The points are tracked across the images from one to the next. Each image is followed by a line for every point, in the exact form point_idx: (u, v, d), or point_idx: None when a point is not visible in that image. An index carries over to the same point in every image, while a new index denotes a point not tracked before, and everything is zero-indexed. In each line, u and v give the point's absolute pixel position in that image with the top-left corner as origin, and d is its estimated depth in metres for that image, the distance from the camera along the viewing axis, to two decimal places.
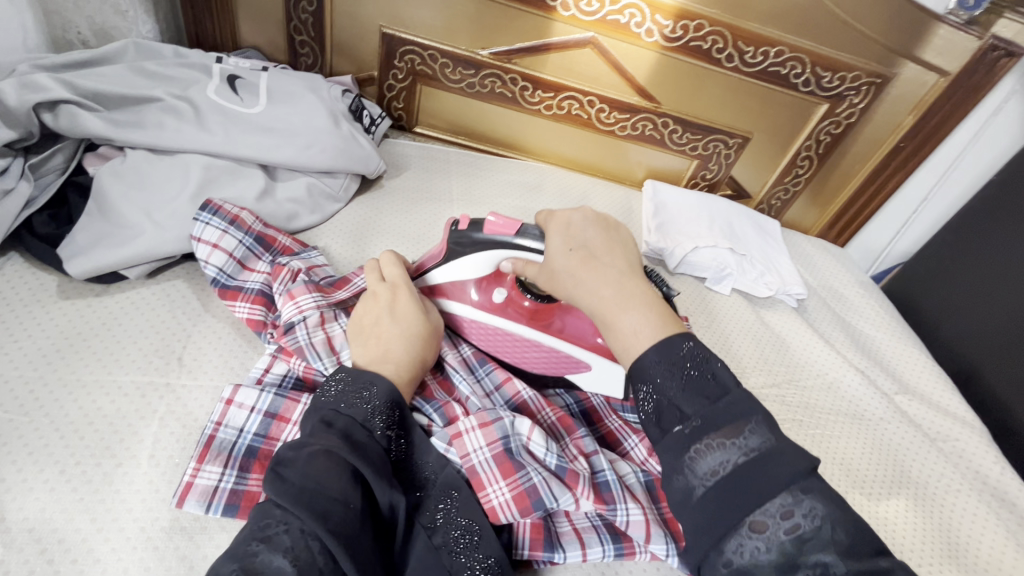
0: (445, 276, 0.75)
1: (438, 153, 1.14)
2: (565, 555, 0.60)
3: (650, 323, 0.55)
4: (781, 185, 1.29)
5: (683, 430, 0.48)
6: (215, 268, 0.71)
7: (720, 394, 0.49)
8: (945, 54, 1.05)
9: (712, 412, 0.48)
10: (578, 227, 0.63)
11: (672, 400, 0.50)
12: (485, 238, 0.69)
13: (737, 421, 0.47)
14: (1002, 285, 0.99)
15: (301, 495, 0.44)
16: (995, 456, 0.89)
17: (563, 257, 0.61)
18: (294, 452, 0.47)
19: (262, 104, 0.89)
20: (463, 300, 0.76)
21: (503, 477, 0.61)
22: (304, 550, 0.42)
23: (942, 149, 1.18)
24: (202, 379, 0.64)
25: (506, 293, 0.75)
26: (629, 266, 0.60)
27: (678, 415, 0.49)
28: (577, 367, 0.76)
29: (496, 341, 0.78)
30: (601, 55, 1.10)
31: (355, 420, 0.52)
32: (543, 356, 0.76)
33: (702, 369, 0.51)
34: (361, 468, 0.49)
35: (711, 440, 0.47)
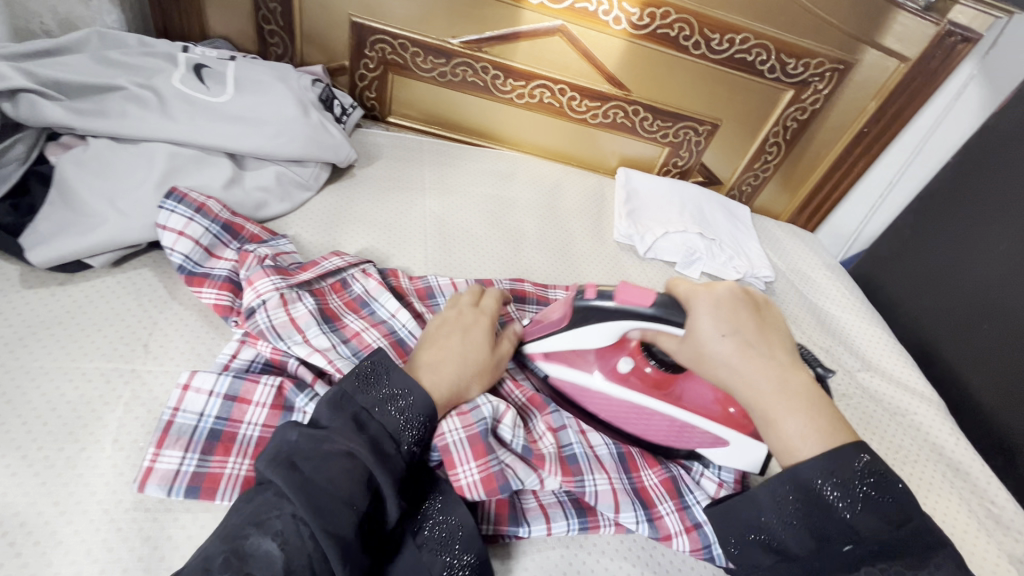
0: (564, 344, 0.72)
1: (411, 142, 1.15)
2: (530, 529, 0.61)
3: (816, 430, 0.54)
4: (751, 171, 1.31)
5: (853, 550, 0.53)
6: (180, 255, 0.71)
7: (901, 521, 0.53)
8: (905, 40, 1.07)
9: (890, 540, 0.52)
10: (724, 303, 0.59)
11: (852, 521, 0.52)
12: (615, 309, 0.64)
13: (918, 554, 0.52)
14: (961, 264, 1.02)
15: (309, 488, 0.47)
16: (950, 428, 0.92)
17: (715, 344, 0.58)
18: (314, 444, 0.50)
19: (229, 93, 0.89)
20: (583, 368, 0.73)
21: (475, 458, 0.59)
22: (295, 536, 0.46)
23: (906, 134, 1.21)
24: (169, 365, 0.64)
25: (630, 363, 0.71)
26: (786, 356, 0.58)
27: (853, 537, 0.52)
28: (711, 441, 0.70)
29: (617, 412, 0.73)
30: (571, 44, 1.11)
31: (385, 429, 0.54)
32: (672, 427, 0.71)
33: (886, 494, 0.53)
34: (376, 474, 0.51)
35: (884, 565, 0.52)
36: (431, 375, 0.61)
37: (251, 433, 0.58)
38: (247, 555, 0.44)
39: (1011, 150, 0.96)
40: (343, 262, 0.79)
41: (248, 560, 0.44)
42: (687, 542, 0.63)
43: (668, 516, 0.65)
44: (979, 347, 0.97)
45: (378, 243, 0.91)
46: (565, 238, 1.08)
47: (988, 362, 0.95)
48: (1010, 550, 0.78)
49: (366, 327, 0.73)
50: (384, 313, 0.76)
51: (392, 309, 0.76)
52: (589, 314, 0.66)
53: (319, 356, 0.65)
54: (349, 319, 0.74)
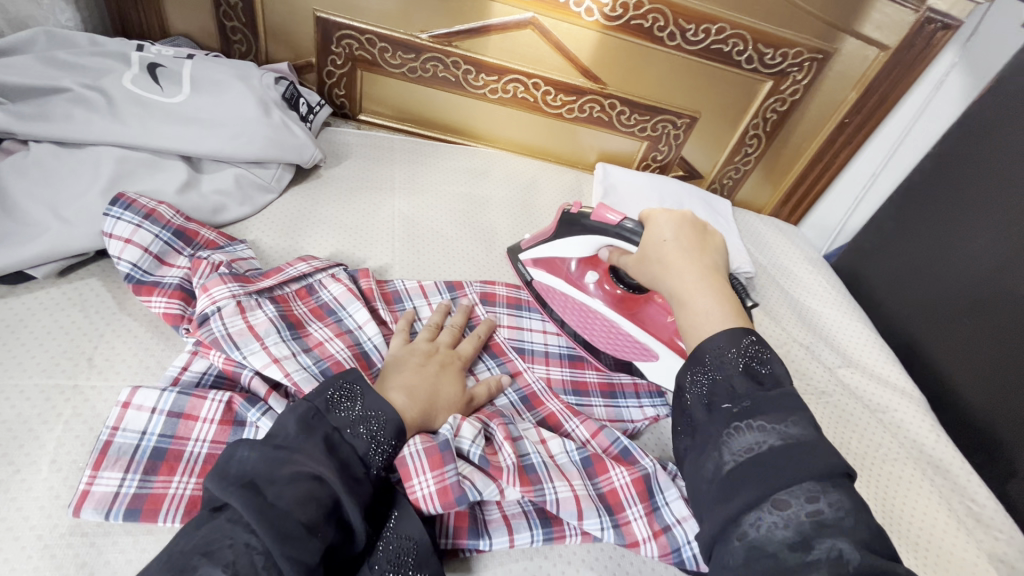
0: (547, 252, 0.85)
1: (382, 141, 1.12)
2: (491, 542, 0.59)
3: (720, 309, 0.57)
4: (732, 164, 1.29)
5: (730, 408, 0.50)
6: (128, 264, 0.68)
7: (776, 385, 0.51)
8: (883, 28, 1.05)
9: (763, 398, 0.50)
10: (671, 221, 0.67)
11: (727, 380, 0.52)
12: (591, 224, 0.76)
13: (783, 411, 0.48)
14: (943, 256, 1.00)
15: (271, 514, 0.45)
16: (931, 425, 0.91)
17: (657, 244, 0.66)
18: (279, 465, 0.48)
19: (184, 94, 0.86)
20: (558, 276, 0.85)
21: (430, 468, 0.57)
22: (248, 564, 0.43)
23: (888, 124, 1.18)
24: (114, 380, 0.61)
25: (597, 276, 0.83)
26: (714, 266, 0.63)
27: (728, 394, 0.51)
28: (645, 355, 0.79)
29: (577, 316, 0.85)
30: (543, 37, 1.08)
31: (355, 452, 0.54)
32: (618, 338, 0.82)
33: (760, 365, 0.52)
34: (344, 501, 0.50)
35: (752, 423, 0.48)
36: (405, 396, 0.62)
37: (199, 450, 0.56)
38: None
39: (989, 137, 0.94)
40: (310, 267, 0.76)
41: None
42: (656, 547, 0.61)
43: (636, 521, 0.63)
44: (960, 338, 0.95)
45: (344, 246, 0.88)
46: None
47: (967, 356, 0.93)
48: (989, 549, 0.76)
49: (330, 336, 0.71)
50: (351, 323, 0.74)
51: (361, 319, 0.74)
52: (569, 224, 0.78)
53: (275, 368, 0.62)
54: (314, 327, 0.71)
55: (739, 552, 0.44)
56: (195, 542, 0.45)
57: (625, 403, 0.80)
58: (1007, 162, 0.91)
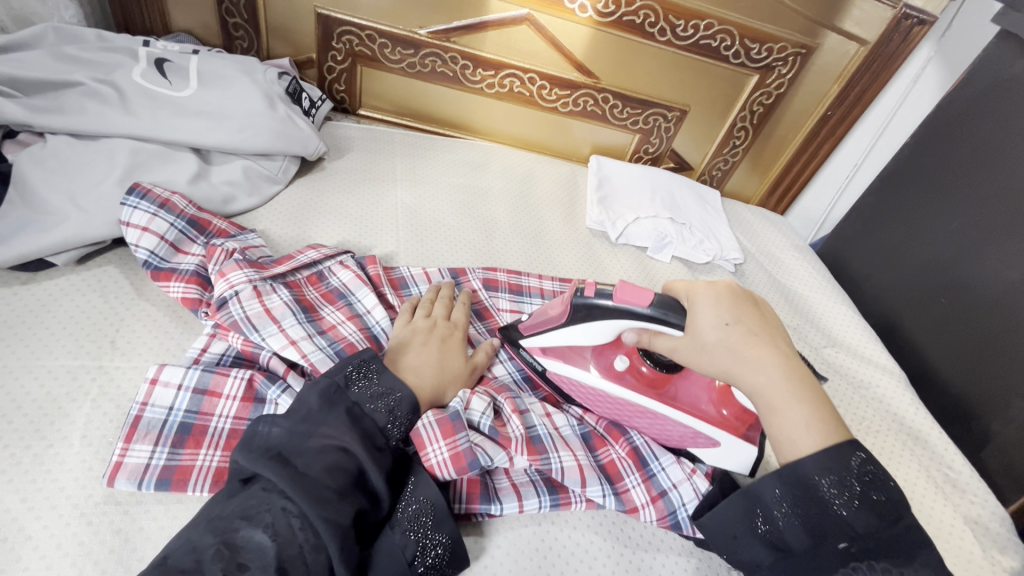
0: (564, 340, 0.74)
1: (383, 134, 1.15)
2: (501, 507, 0.63)
3: (818, 420, 0.56)
4: (721, 156, 1.34)
5: (846, 548, 0.54)
6: (145, 251, 0.71)
7: (894, 517, 0.55)
8: (863, 23, 1.10)
9: (882, 535, 0.54)
10: (723, 295, 0.62)
11: (848, 516, 0.54)
12: (609, 305, 0.67)
13: (902, 553, 0.54)
14: (920, 241, 1.05)
15: (303, 480, 0.48)
16: (910, 399, 0.96)
17: (718, 330, 0.60)
18: (306, 438, 0.52)
19: (192, 88, 0.88)
20: (580, 366, 0.74)
21: (443, 437, 0.61)
22: (286, 526, 0.47)
23: (869, 116, 1.23)
24: (136, 360, 0.64)
25: (626, 360, 0.73)
26: (784, 348, 0.60)
27: (848, 534, 0.54)
28: (703, 443, 0.69)
29: (607, 406, 0.74)
30: (539, 33, 1.11)
31: (376, 425, 0.57)
32: (663, 428, 0.71)
33: (883, 496, 0.55)
34: (368, 469, 0.53)
35: (873, 564, 0.54)
36: (414, 377, 0.65)
37: (222, 425, 0.58)
38: (239, 546, 0.45)
39: (964, 129, 0.99)
40: (319, 254, 0.79)
41: (241, 552, 0.45)
42: (654, 511, 0.65)
43: (635, 488, 0.67)
44: (934, 318, 1.00)
45: (349, 235, 0.91)
46: (539, 226, 1.09)
47: (942, 335, 0.99)
48: (965, 512, 0.81)
49: (342, 320, 0.73)
50: (361, 308, 0.76)
51: (370, 304, 0.76)
52: (586, 309, 0.69)
53: (293, 350, 0.65)
54: (326, 311, 0.74)
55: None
56: (233, 509, 0.48)
57: None
58: (981, 153, 0.96)
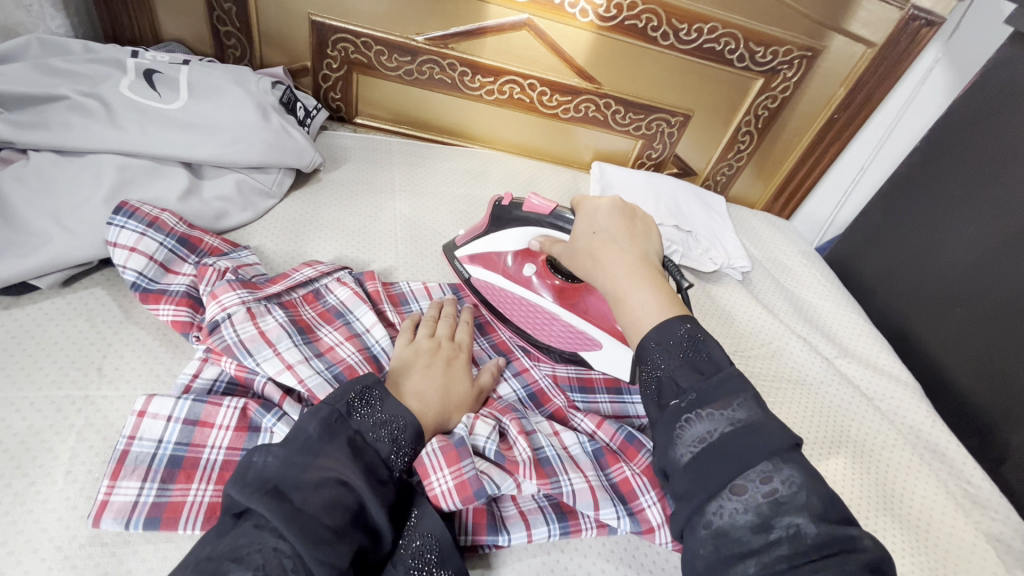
0: (483, 246, 0.85)
1: (381, 144, 1.12)
2: (510, 537, 0.60)
3: (656, 302, 0.58)
4: (725, 161, 1.31)
5: (678, 404, 0.52)
6: (134, 273, 0.68)
7: (713, 370, 0.53)
8: (870, 25, 1.08)
9: (706, 388, 0.52)
10: (601, 211, 0.67)
11: (671, 376, 0.54)
12: (524, 215, 0.79)
13: (727, 395, 0.51)
14: (932, 245, 1.02)
15: (298, 518, 0.46)
16: (926, 411, 0.93)
17: (585, 238, 0.66)
18: (303, 470, 0.49)
19: (182, 100, 0.86)
20: (496, 270, 0.85)
21: (448, 465, 0.58)
22: (277, 567, 0.43)
23: (875, 119, 1.21)
24: (124, 389, 0.61)
25: (536, 269, 0.83)
26: (644, 253, 0.63)
27: (674, 389, 0.53)
28: (588, 345, 0.81)
29: (517, 310, 0.85)
30: (539, 38, 1.09)
31: (378, 455, 0.54)
32: (560, 329, 0.83)
33: (699, 354, 0.54)
34: (369, 505, 0.50)
35: (702, 412, 0.51)
36: (416, 403, 0.62)
37: (215, 457, 0.56)
38: None
39: (975, 132, 0.97)
40: (316, 272, 0.76)
41: None
42: (668, 533, 0.62)
43: (651, 508, 0.64)
44: (951, 326, 0.97)
45: (347, 249, 0.88)
46: None
47: (958, 344, 0.96)
48: (985, 528, 0.79)
49: (340, 340, 0.71)
50: (360, 326, 0.73)
51: (368, 322, 0.73)
52: (505, 217, 0.81)
53: (289, 374, 0.62)
54: (323, 331, 0.71)
55: (707, 540, 0.46)
56: (223, 549, 0.44)
57: (631, 399, 0.80)
58: (992, 154, 0.94)
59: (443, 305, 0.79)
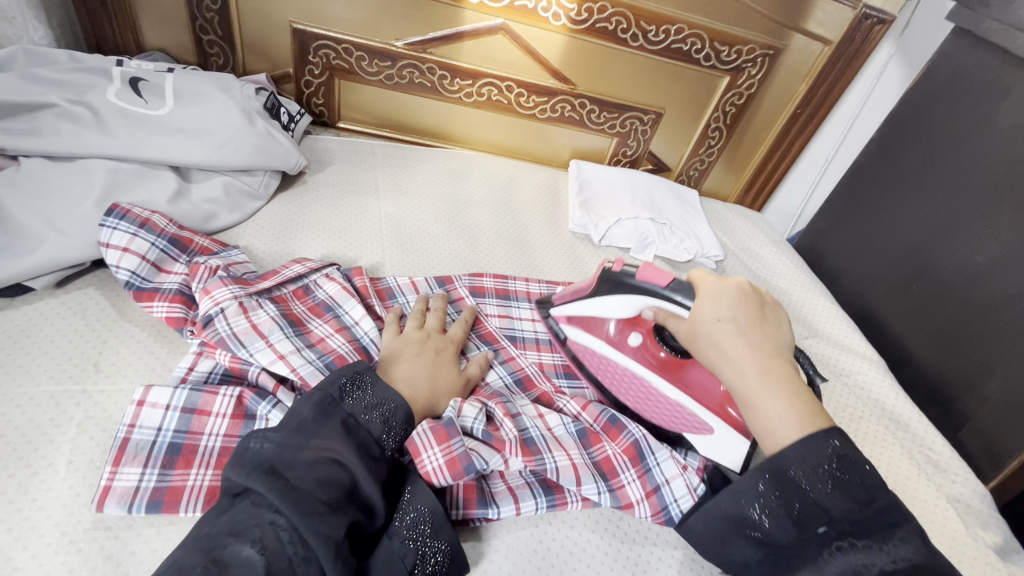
0: (587, 310, 0.81)
1: (364, 146, 1.15)
2: (499, 510, 0.63)
3: (794, 414, 0.55)
4: (697, 156, 1.36)
5: (827, 531, 0.54)
6: (127, 272, 0.70)
7: (870, 499, 0.53)
8: (827, 24, 1.14)
9: (862, 519, 0.53)
10: (724, 295, 0.64)
11: (818, 500, 0.54)
12: (636, 282, 0.75)
13: (886, 530, 0.53)
14: (892, 229, 1.08)
15: (294, 494, 0.48)
16: (890, 384, 0.98)
17: (711, 325, 0.63)
18: (299, 449, 0.52)
19: (168, 106, 0.88)
20: (600, 337, 0.80)
21: (438, 443, 0.61)
22: (275, 538, 0.46)
23: (836, 115, 1.28)
24: (122, 382, 0.63)
25: (641, 338, 0.79)
26: (774, 347, 0.61)
27: (825, 518, 0.54)
28: (697, 429, 0.72)
29: (617, 380, 0.80)
30: (514, 42, 1.13)
31: (371, 435, 0.57)
32: (663, 407, 0.76)
33: (851, 475, 0.54)
34: (361, 482, 0.53)
35: (855, 543, 0.53)
36: (406, 389, 0.65)
37: (213, 444, 0.58)
38: (228, 563, 0.44)
39: (926, 123, 1.03)
40: (305, 268, 0.79)
41: (229, 568, 0.44)
42: (648, 507, 0.66)
43: (630, 484, 0.68)
44: (910, 305, 1.03)
45: (335, 248, 0.91)
46: (523, 231, 1.10)
47: (916, 322, 1.02)
48: (947, 491, 0.84)
49: (331, 332, 0.73)
50: (349, 319, 0.76)
51: (357, 315, 0.76)
52: (612, 283, 0.77)
53: (282, 364, 0.65)
54: (314, 324, 0.74)
55: None
56: (223, 526, 0.47)
57: None
58: (940, 143, 1.00)
59: (433, 299, 0.83)
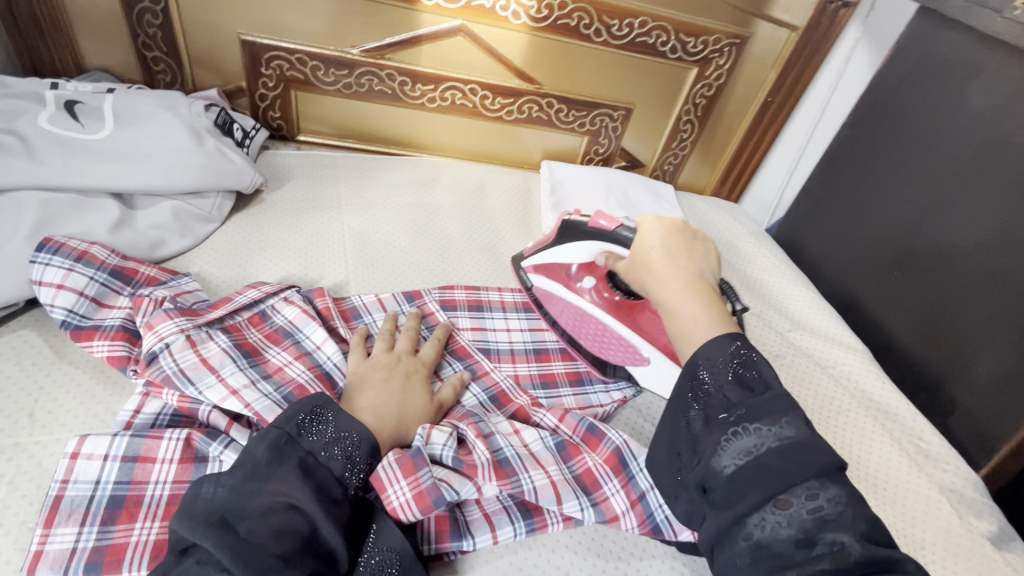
0: (547, 257, 0.86)
1: (324, 159, 1.11)
2: (474, 541, 0.59)
3: (709, 316, 0.57)
4: (670, 151, 1.34)
5: (727, 419, 0.50)
6: (63, 311, 0.65)
7: (765, 388, 0.51)
8: (792, 10, 1.12)
9: (758, 405, 0.50)
10: (660, 230, 0.67)
11: (719, 389, 0.52)
12: (589, 230, 0.78)
13: (778, 413, 0.49)
14: (870, 214, 1.06)
15: (243, 549, 0.45)
16: (876, 373, 0.96)
17: (646, 252, 0.66)
18: (250, 496, 0.48)
19: (108, 129, 0.83)
20: (556, 280, 0.87)
21: (405, 476, 0.57)
22: None
23: (807, 101, 1.27)
24: (59, 432, 0.58)
25: (594, 283, 0.85)
26: (701, 272, 0.63)
27: (723, 404, 0.51)
28: (636, 360, 0.81)
29: (571, 319, 0.86)
30: (474, 43, 1.10)
31: (331, 474, 0.53)
32: (610, 342, 0.83)
33: (750, 370, 0.52)
34: (321, 528, 0.49)
35: (749, 428, 0.49)
36: (372, 418, 0.61)
37: (160, 493, 0.53)
38: None
39: (898, 103, 1.01)
40: (260, 293, 0.75)
41: None
42: (634, 518, 0.63)
43: (614, 496, 0.64)
44: (892, 291, 1.01)
45: (295, 269, 0.86)
46: (493, 238, 1.06)
47: (900, 308, 0.99)
48: (939, 481, 0.82)
49: (290, 360, 0.69)
50: (310, 344, 0.72)
51: (319, 339, 0.72)
52: (572, 232, 0.80)
53: (234, 400, 0.60)
54: (271, 353, 0.70)
55: (747, 552, 0.45)
56: None
57: (593, 391, 0.82)
58: (912, 123, 0.99)
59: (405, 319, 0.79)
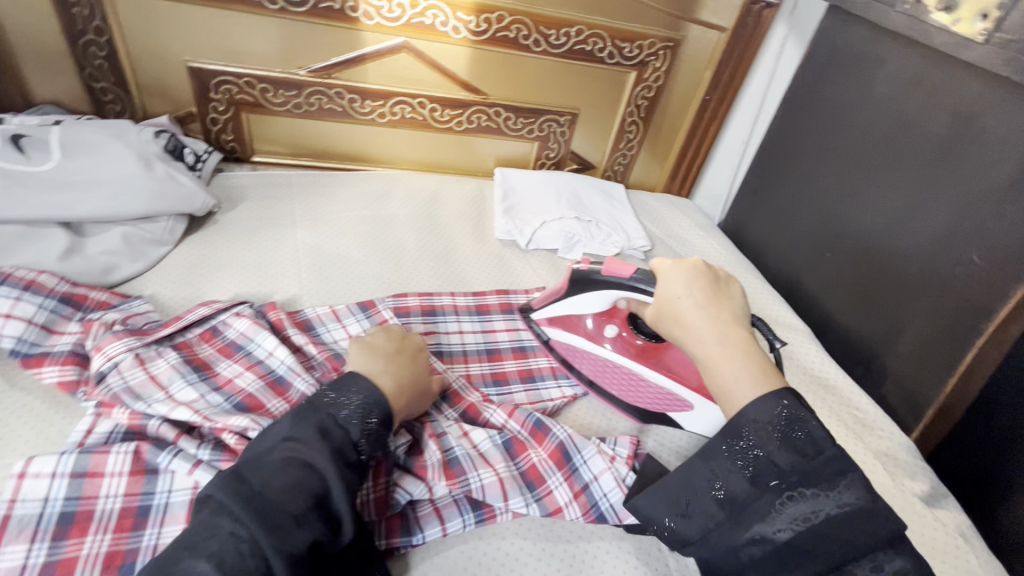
0: (563, 310, 0.84)
1: (277, 178, 1.13)
2: (424, 535, 0.63)
3: (749, 376, 0.56)
4: (618, 152, 1.39)
5: (778, 483, 0.54)
6: (12, 339, 0.66)
7: (816, 452, 0.54)
8: (719, 13, 1.19)
9: (809, 469, 0.54)
10: (682, 275, 0.65)
11: (768, 455, 0.54)
12: (604, 279, 0.77)
13: (834, 479, 0.53)
14: (804, 201, 1.12)
15: (259, 500, 0.49)
16: (816, 350, 1.01)
17: (673, 302, 0.64)
18: (268, 454, 0.52)
19: (54, 159, 0.85)
20: (578, 332, 0.85)
21: (374, 477, 0.64)
22: (234, 549, 0.46)
23: (743, 97, 1.33)
24: (9, 456, 0.60)
25: (617, 329, 0.83)
26: (732, 317, 0.61)
27: (775, 471, 0.54)
28: (679, 406, 0.79)
29: (602, 373, 0.84)
30: (418, 59, 1.14)
31: (348, 438, 0.56)
32: (647, 392, 0.81)
33: (798, 432, 0.54)
34: (333, 485, 0.52)
35: (806, 493, 0.53)
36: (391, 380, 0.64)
37: (111, 506, 0.55)
38: None
39: (820, 96, 1.07)
40: (211, 309, 0.77)
41: None
42: (578, 508, 0.66)
43: (558, 488, 0.67)
44: (829, 272, 1.06)
45: (247, 286, 0.89)
46: (448, 245, 1.10)
47: (836, 287, 1.05)
48: (876, 447, 0.86)
49: (240, 371, 0.71)
50: (261, 353, 0.73)
51: (270, 346, 0.73)
52: (584, 282, 0.80)
53: (182, 409, 0.62)
54: (222, 365, 0.72)
55: None
56: None
57: (544, 385, 0.85)
58: (834, 114, 1.04)
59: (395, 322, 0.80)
